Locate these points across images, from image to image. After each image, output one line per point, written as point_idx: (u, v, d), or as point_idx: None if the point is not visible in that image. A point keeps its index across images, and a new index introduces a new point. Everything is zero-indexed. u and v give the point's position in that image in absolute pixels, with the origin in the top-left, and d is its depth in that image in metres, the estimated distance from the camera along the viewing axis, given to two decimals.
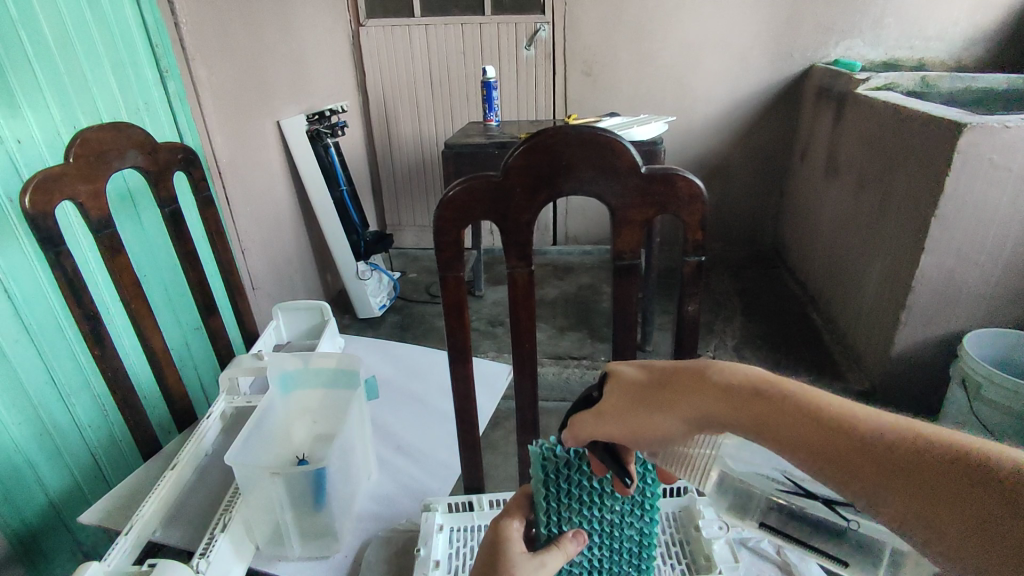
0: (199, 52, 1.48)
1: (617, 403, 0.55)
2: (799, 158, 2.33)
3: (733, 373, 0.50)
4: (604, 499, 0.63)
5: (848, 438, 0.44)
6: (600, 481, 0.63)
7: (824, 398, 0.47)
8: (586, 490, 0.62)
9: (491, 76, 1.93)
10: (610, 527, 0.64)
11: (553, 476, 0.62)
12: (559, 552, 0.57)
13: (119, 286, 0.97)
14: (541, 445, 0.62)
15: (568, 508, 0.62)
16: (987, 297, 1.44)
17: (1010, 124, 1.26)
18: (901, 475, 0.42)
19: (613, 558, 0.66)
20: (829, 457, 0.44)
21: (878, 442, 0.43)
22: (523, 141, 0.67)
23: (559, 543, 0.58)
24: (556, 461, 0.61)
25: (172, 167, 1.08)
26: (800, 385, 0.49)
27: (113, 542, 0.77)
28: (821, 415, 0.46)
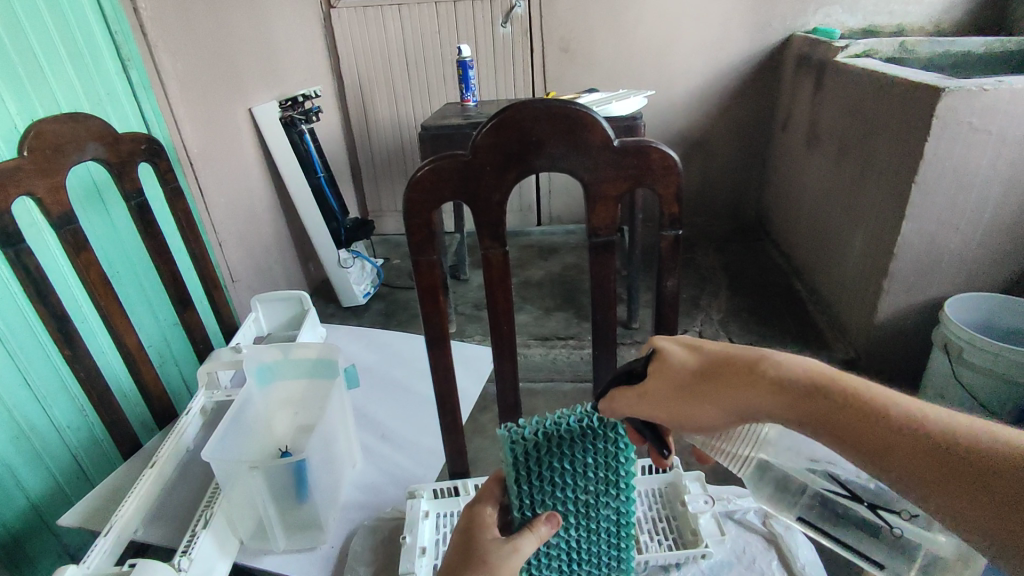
0: (163, 39, 1.43)
1: (668, 390, 0.55)
2: (781, 129, 2.32)
3: (791, 367, 0.50)
4: (577, 479, 0.61)
5: (907, 435, 0.45)
6: (573, 462, 0.60)
7: (884, 395, 0.47)
8: (558, 472, 0.60)
9: (467, 55, 1.88)
10: (586, 508, 0.63)
11: (523, 459, 0.59)
12: (531, 535, 0.57)
13: (87, 283, 0.94)
14: (509, 428, 0.59)
15: (541, 490, 0.61)
16: (967, 262, 1.45)
17: (988, 87, 1.26)
18: (956, 475, 0.43)
19: (592, 539, 0.65)
20: (885, 454, 0.46)
21: (936, 442, 0.44)
22: (491, 117, 0.65)
23: (531, 526, 0.58)
24: (524, 444, 0.59)
25: (136, 158, 1.05)
26: (859, 380, 0.49)
27: (92, 543, 0.75)
28: (879, 413, 0.46)
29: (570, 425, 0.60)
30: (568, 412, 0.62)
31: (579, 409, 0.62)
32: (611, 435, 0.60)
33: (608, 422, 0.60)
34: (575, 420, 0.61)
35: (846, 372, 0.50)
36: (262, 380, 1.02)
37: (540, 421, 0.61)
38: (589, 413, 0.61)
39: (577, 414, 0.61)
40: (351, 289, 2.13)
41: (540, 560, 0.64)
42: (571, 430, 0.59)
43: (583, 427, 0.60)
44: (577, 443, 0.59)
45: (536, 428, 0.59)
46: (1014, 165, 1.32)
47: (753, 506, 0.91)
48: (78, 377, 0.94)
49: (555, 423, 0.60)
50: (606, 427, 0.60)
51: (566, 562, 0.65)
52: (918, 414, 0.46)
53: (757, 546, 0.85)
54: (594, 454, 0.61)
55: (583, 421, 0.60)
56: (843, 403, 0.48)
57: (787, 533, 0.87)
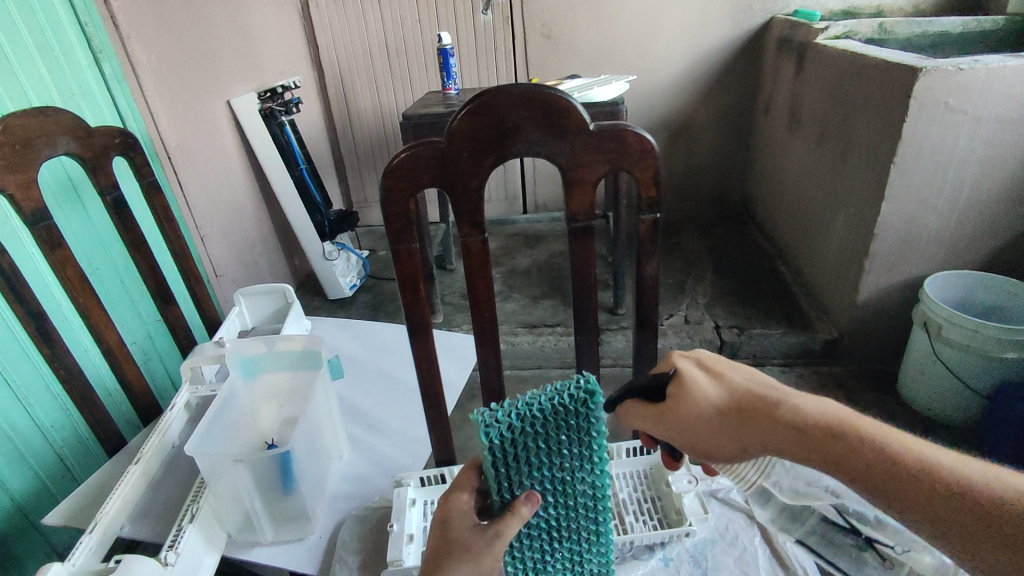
0: (135, 30, 1.40)
1: (692, 414, 0.63)
2: (763, 113, 2.33)
3: (809, 412, 0.59)
4: (552, 458, 0.61)
5: (909, 474, 0.54)
6: (546, 442, 0.59)
7: (889, 439, 0.56)
8: (533, 452, 0.60)
9: (447, 42, 1.86)
10: (562, 485, 0.63)
11: (499, 443, 0.57)
12: (513, 517, 0.58)
13: (64, 281, 0.93)
14: (483, 412, 0.58)
15: (517, 471, 0.60)
16: (945, 241, 1.47)
17: (964, 67, 1.27)
18: (950, 509, 0.52)
19: (571, 515, 0.65)
20: (890, 489, 0.54)
21: (935, 481, 0.53)
22: (466, 103, 0.64)
23: (512, 507, 0.58)
24: (499, 427, 0.57)
25: (110, 152, 1.03)
26: (869, 425, 0.58)
27: (76, 541, 0.75)
28: (886, 455, 0.55)
29: (542, 406, 0.58)
30: (540, 390, 0.60)
31: (550, 388, 0.60)
32: (584, 412, 0.59)
33: (579, 399, 0.59)
34: (546, 399, 0.59)
35: (857, 418, 0.58)
36: (246, 373, 1.01)
37: (512, 404, 0.59)
38: (561, 392, 0.59)
39: (548, 393, 0.59)
40: (337, 281, 2.12)
41: (520, 538, 0.65)
42: (543, 411, 0.58)
43: (555, 407, 0.58)
44: (550, 423, 0.58)
45: (508, 411, 0.58)
46: (990, 144, 1.34)
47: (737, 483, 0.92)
48: (58, 376, 0.93)
49: (527, 404, 0.58)
50: (578, 404, 0.59)
51: (548, 539, 0.66)
52: (921, 456, 0.55)
53: (739, 523, 0.87)
54: (568, 432, 0.59)
55: (555, 400, 0.58)
56: (855, 444, 0.56)
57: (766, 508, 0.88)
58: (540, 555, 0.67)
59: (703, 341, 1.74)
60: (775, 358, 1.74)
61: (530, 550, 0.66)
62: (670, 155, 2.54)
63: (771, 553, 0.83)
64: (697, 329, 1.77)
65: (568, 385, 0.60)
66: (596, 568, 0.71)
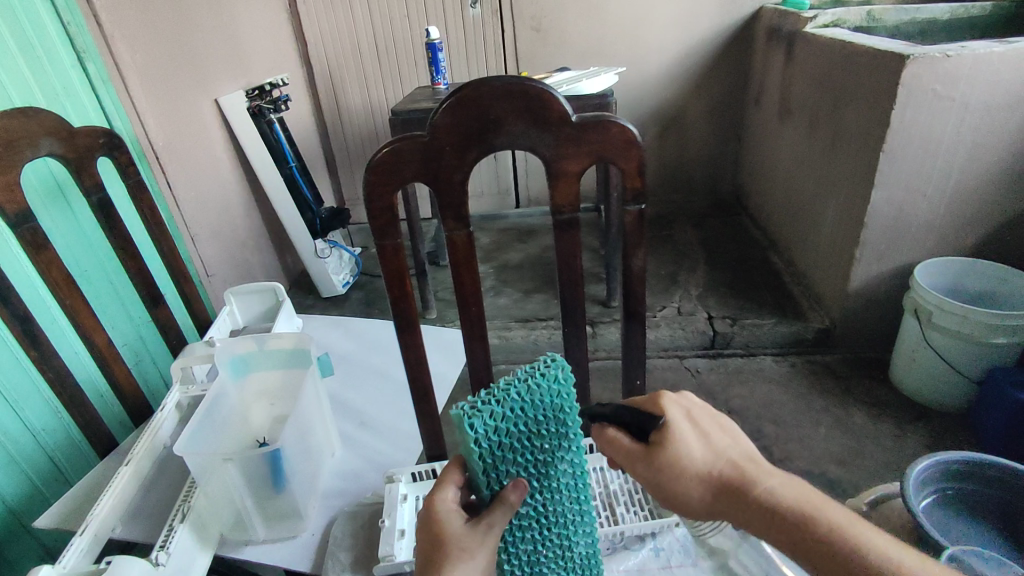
0: (119, 29, 1.39)
1: (669, 468, 0.57)
2: (754, 103, 2.33)
3: (783, 494, 0.54)
4: (533, 440, 0.61)
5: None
6: (527, 425, 0.59)
7: (862, 538, 0.51)
8: (516, 438, 0.59)
9: (435, 37, 1.85)
10: (546, 468, 0.63)
11: (484, 433, 0.56)
12: (502, 506, 0.57)
13: (50, 282, 0.92)
14: (463, 405, 0.56)
15: (504, 462, 0.59)
16: (936, 228, 1.47)
17: (951, 53, 1.27)
18: None
19: (557, 499, 0.65)
20: None
21: None
22: (448, 96, 0.64)
23: (500, 497, 0.57)
24: (481, 416, 0.56)
25: (94, 153, 1.02)
26: (842, 516, 0.53)
27: (67, 543, 0.75)
28: (853, 555, 0.51)
29: (517, 387, 0.59)
30: (512, 374, 0.61)
31: (522, 370, 0.61)
32: (557, 388, 0.60)
33: (551, 375, 0.60)
34: (520, 380, 0.60)
35: (832, 506, 0.54)
36: (236, 373, 1.01)
37: (488, 392, 0.58)
38: (532, 371, 0.60)
39: (520, 375, 0.60)
40: (329, 279, 2.11)
41: (512, 530, 0.64)
42: (519, 393, 0.58)
43: (530, 387, 0.59)
44: (529, 404, 0.58)
45: (486, 399, 0.57)
46: (978, 130, 1.34)
47: None
48: (46, 378, 0.93)
49: (503, 389, 0.58)
50: (550, 380, 0.60)
51: (539, 529, 0.65)
52: (892, 558, 0.50)
53: None
54: (546, 413, 0.60)
55: (529, 380, 0.59)
56: (823, 537, 0.52)
57: None
58: (533, 546, 0.66)
59: (696, 332, 1.74)
60: (768, 348, 1.74)
61: (522, 542, 0.65)
62: (661, 147, 2.54)
63: None
64: (690, 320, 1.77)
65: (537, 365, 0.61)
66: (584, 550, 0.71)
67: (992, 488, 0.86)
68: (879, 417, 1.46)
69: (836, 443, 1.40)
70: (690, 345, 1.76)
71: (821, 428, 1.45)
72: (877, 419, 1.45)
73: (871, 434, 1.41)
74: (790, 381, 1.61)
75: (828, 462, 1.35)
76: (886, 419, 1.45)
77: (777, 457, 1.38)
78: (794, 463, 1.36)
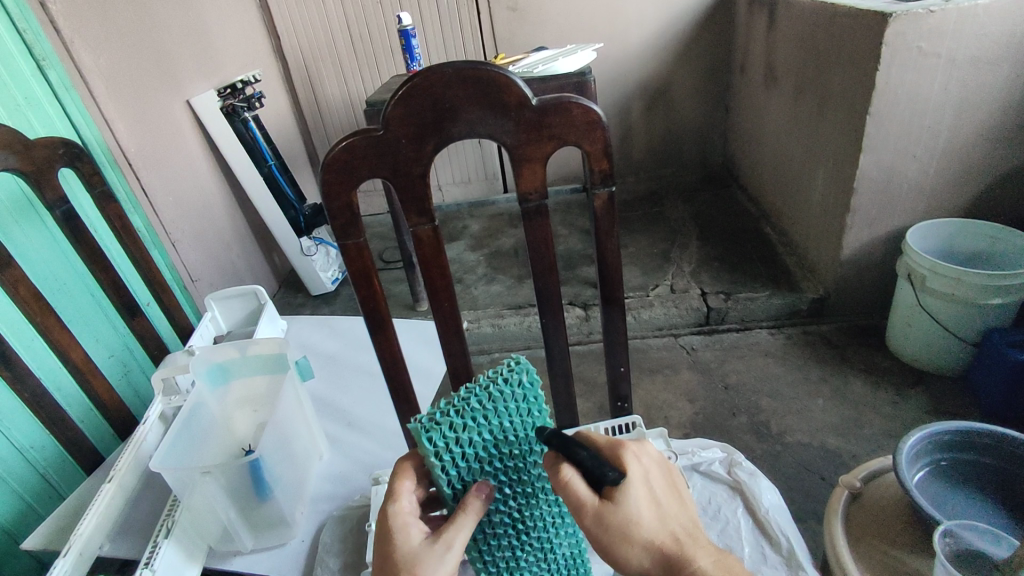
0: (79, 35, 1.35)
1: (618, 531, 0.53)
2: (739, 71, 2.28)
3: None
4: (501, 448, 0.60)
5: None
6: (492, 433, 0.59)
7: None
8: (481, 447, 0.58)
9: (407, 23, 1.80)
10: (518, 475, 0.62)
11: (443, 445, 0.56)
12: (462, 516, 0.55)
13: (18, 302, 0.89)
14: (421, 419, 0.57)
15: (470, 471, 0.59)
16: (927, 190, 1.44)
17: (935, 9, 1.23)
18: None
19: (534, 504, 0.64)
20: None
21: None
22: (399, 85, 0.61)
23: (461, 506, 0.56)
24: (439, 428, 0.56)
25: (55, 164, 0.99)
26: None
27: (52, 565, 0.72)
28: None
29: (478, 396, 0.59)
30: (472, 383, 0.61)
31: (484, 377, 0.61)
32: (521, 392, 0.60)
33: (515, 379, 0.60)
34: (481, 388, 0.60)
35: None
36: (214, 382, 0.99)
37: (448, 403, 0.58)
38: (494, 378, 0.61)
39: (482, 382, 0.60)
40: (317, 276, 2.09)
41: (487, 538, 0.63)
42: (480, 400, 0.58)
43: (491, 394, 0.59)
44: (491, 411, 0.58)
45: (446, 410, 0.58)
46: (966, 86, 1.30)
47: (717, 456, 0.98)
48: (23, 399, 0.90)
49: (464, 399, 0.58)
50: (514, 384, 0.60)
51: (516, 536, 0.64)
52: None
53: (721, 496, 0.93)
54: (511, 419, 0.59)
55: (491, 387, 0.59)
56: None
57: (749, 479, 0.93)
58: (512, 555, 0.65)
59: (690, 309, 1.72)
60: (762, 321, 1.72)
61: (500, 551, 0.64)
62: (648, 122, 2.49)
63: (753, 523, 0.89)
64: (683, 298, 1.74)
65: (499, 371, 0.61)
66: (568, 551, 0.71)
67: (989, 459, 0.84)
68: (877, 385, 1.44)
69: (834, 414, 1.38)
70: (684, 322, 1.75)
71: (819, 399, 1.43)
72: (874, 387, 1.44)
73: (870, 402, 1.40)
74: (786, 353, 1.59)
75: (828, 433, 1.34)
76: (883, 386, 1.44)
77: (777, 431, 1.36)
78: (792, 436, 1.34)
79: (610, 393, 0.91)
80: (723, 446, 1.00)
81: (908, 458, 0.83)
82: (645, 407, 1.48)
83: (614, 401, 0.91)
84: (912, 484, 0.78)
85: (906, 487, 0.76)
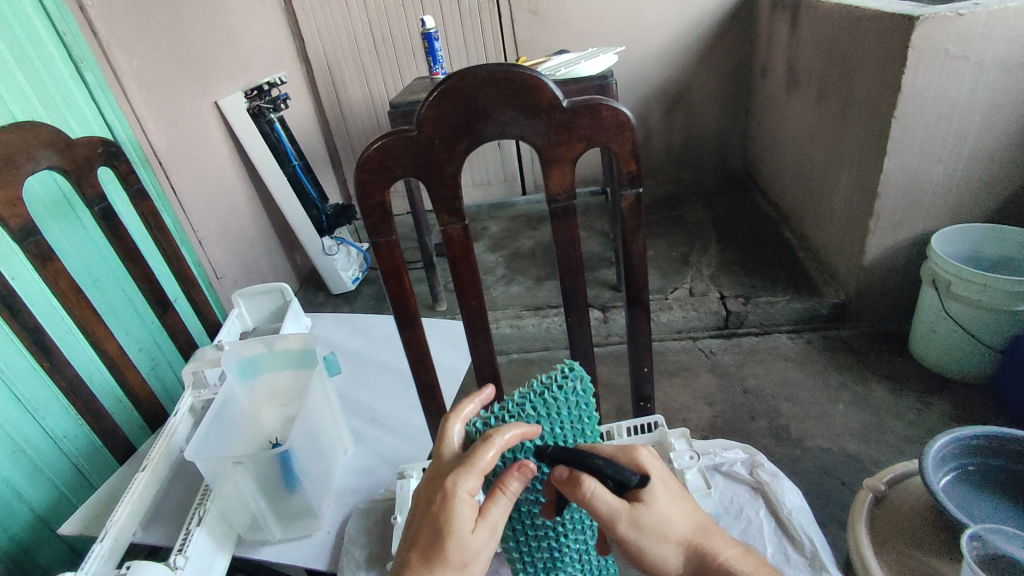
0: (115, 37, 1.38)
1: (649, 532, 0.55)
2: (761, 75, 2.27)
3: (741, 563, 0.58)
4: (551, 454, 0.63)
5: None
6: (543, 439, 0.62)
7: None
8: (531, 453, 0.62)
9: (431, 26, 1.81)
10: None
11: None
12: (505, 503, 0.55)
13: (58, 294, 0.92)
14: (476, 424, 0.61)
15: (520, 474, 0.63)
16: (953, 195, 1.43)
17: (964, 11, 1.22)
18: None
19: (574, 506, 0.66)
20: None
21: None
22: (434, 87, 0.63)
23: (505, 490, 0.55)
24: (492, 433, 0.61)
25: (94, 162, 1.02)
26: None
27: (89, 549, 0.74)
28: None
29: (533, 401, 0.63)
30: (527, 388, 0.64)
31: (539, 382, 0.64)
32: (575, 398, 0.64)
33: (569, 386, 0.64)
34: (535, 394, 0.63)
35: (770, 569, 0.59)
36: (245, 375, 1.02)
37: (504, 407, 0.63)
38: (549, 384, 0.64)
39: (536, 388, 0.64)
40: (339, 276, 2.12)
41: (527, 538, 0.66)
42: (535, 406, 0.62)
43: (546, 401, 0.63)
44: (545, 418, 0.63)
45: (500, 415, 0.62)
46: (993, 90, 1.29)
47: (739, 457, 0.98)
48: (61, 389, 0.92)
49: (518, 404, 0.63)
50: (568, 391, 0.64)
51: (554, 537, 0.66)
52: None
53: (743, 496, 0.93)
54: (563, 425, 0.64)
55: (546, 394, 0.63)
56: None
57: (772, 481, 0.93)
58: (550, 555, 0.67)
59: (709, 313, 1.72)
60: (782, 325, 1.71)
61: (539, 551, 0.66)
62: (667, 124, 2.49)
63: (776, 524, 0.89)
64: (702, 301, 1.74)
65: (554, 377, 0.65)
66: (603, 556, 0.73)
67: (1017, 464, 0.84)
68: (899, 391, 1.43)
69: (855, 419, 1.37)
70: (703, 325, 1.75)
71: (840, 404, 1.42)
72: (896, 393, 1.43)
73: (893, 408, 1.38)
74: (806, 358, 1.58)
75: (849, 439, 1.33)
76: (906, 392, 1.43)
77: (797, 435, 1.36)
78: (813, 441, 1.34)
79: (632, 392, 0.91)
80: (745, 447, 1.00)
81: (934, 462, 0.82)
82: (663, 409, 1.48)
83: (637, 400, 0.92)
84: (937, 487, 0.78)
85: (931, 490, 0.76)
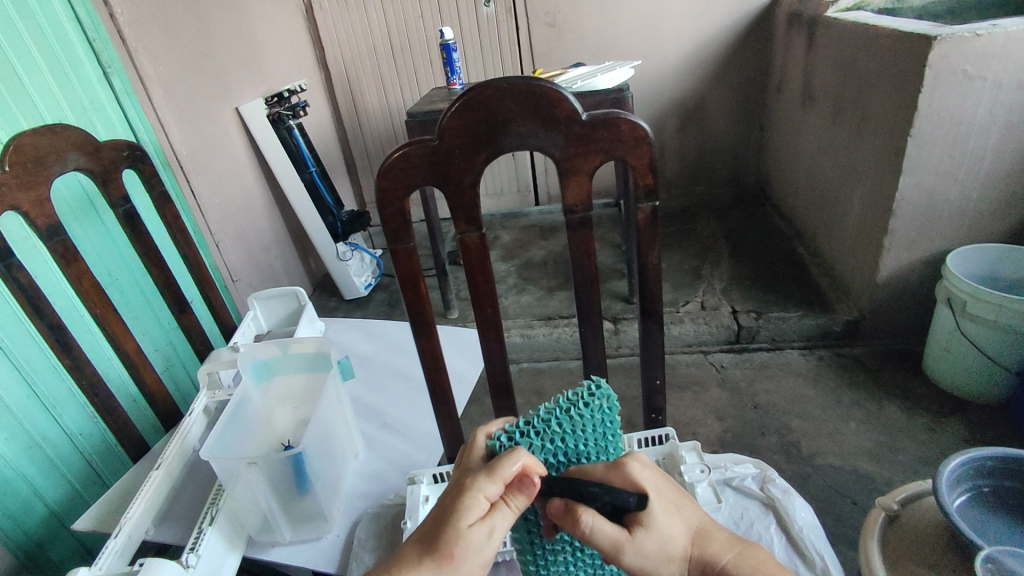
0: (142, 42, 1.42)
1: (655, 548, 0.57)
2: (777, 90, 2.27)
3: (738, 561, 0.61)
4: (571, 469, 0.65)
5: None
6: (567, 454, 0.64)
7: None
8: (553, 468, 0.63)
9: (449, 37, 1.84)
10: None
11: None
12: (508, 514, 0.55)
13: (81, 293, 0.93)
14: (498, 439, 0.61)
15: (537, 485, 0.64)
16: (970, 214, 1.42)
17: (981, 32, 1.22)
18: None
19: None
20: None
21: None
22: (456, 98, 0.64)
23: (510, 500, 0.55)
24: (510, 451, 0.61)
25: (119, 165, 1.04)
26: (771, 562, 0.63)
27: (103, 544, 0.75)
28: None
29: (558, 418, 0.62)
30: (552, 402, 0.64)
31: (565, 398, 0.64)
32: (600, 416, 0.64)
33: (596, 404, 0.63)
34: (561, 410, 0.63)
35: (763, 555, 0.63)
36: (259, 377, 1.03)
37: (529, 423, 0.63)
38: (575, 401, 0.63)
39: (563, 404, 0.63)
40: (352, 281, 2.15)
41: (545, 553, 0.66)
42: (560, 423, 0.62)
43: (571, 418, 0.62)
44: (570, 434, 0.62)
45: (525, 430, 0.62)
46: (1010, 111, 1.29)
47: (751, 472, 0.98)
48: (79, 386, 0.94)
49: (544, 420, 0.62)
50: (594, 409, 0.63)
51: (571, 550, 0.67)
52: None
53: (753, 510, 0.93)
54: (586, 441, 0.65)
55: (572, 411, 0.62)
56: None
57: (783, 497, 0.93)
58: (565, 568, 0.67)
59: (720, 327, 1.72)
60: (795, 341, 1.70)
61: (555, 565, 0.67)
62: (681, 138, 2.50)
63: (786, 540, 0.88)
64: (714, 315, 1.74)
65: (579, 394, 0.64)
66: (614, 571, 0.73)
67: None
68: (912, 411, 1.42)
69: (867, 437, 1.36)
70: (714, 340, 1.74)
71: (851, 422, 1.41)
72: (909, 413, 1.41)
73: (905, 428, 1.37)
74: (818, 375, 1.58)
75: (860, 457, 1.32)
76: (920, 413, 1.41)
77: (808, 452, 1.35)
78: (824, 459, 1.33)
79: (645, 403, 0.92)
80: (756, 462, 0.99)
81: (948, 482, 0.81)
82: (672, 423, 1.48)
83: (648, 412, 0.93)
84: (951, 507, 0.77)
85: (946, 510, 0.76)
